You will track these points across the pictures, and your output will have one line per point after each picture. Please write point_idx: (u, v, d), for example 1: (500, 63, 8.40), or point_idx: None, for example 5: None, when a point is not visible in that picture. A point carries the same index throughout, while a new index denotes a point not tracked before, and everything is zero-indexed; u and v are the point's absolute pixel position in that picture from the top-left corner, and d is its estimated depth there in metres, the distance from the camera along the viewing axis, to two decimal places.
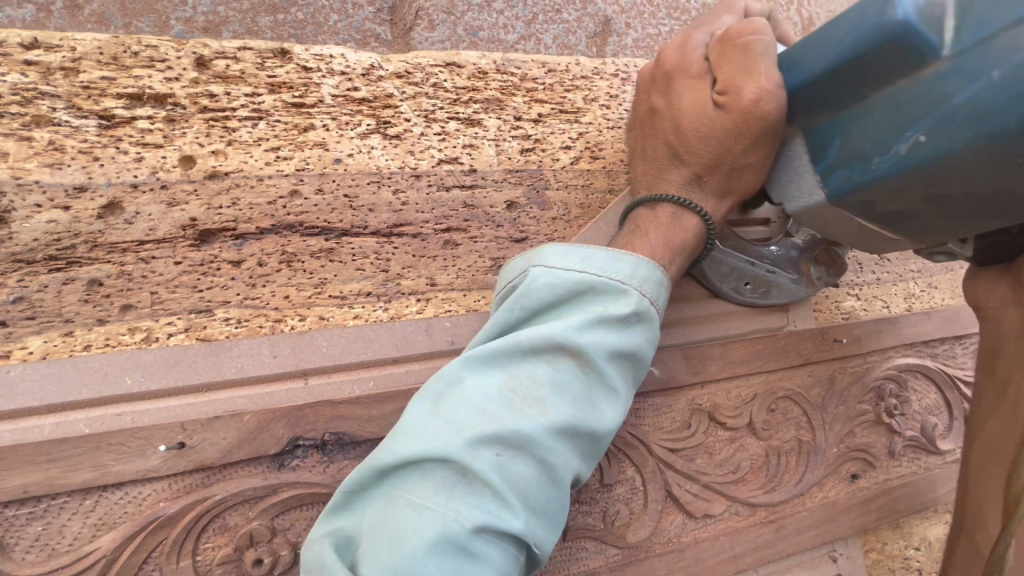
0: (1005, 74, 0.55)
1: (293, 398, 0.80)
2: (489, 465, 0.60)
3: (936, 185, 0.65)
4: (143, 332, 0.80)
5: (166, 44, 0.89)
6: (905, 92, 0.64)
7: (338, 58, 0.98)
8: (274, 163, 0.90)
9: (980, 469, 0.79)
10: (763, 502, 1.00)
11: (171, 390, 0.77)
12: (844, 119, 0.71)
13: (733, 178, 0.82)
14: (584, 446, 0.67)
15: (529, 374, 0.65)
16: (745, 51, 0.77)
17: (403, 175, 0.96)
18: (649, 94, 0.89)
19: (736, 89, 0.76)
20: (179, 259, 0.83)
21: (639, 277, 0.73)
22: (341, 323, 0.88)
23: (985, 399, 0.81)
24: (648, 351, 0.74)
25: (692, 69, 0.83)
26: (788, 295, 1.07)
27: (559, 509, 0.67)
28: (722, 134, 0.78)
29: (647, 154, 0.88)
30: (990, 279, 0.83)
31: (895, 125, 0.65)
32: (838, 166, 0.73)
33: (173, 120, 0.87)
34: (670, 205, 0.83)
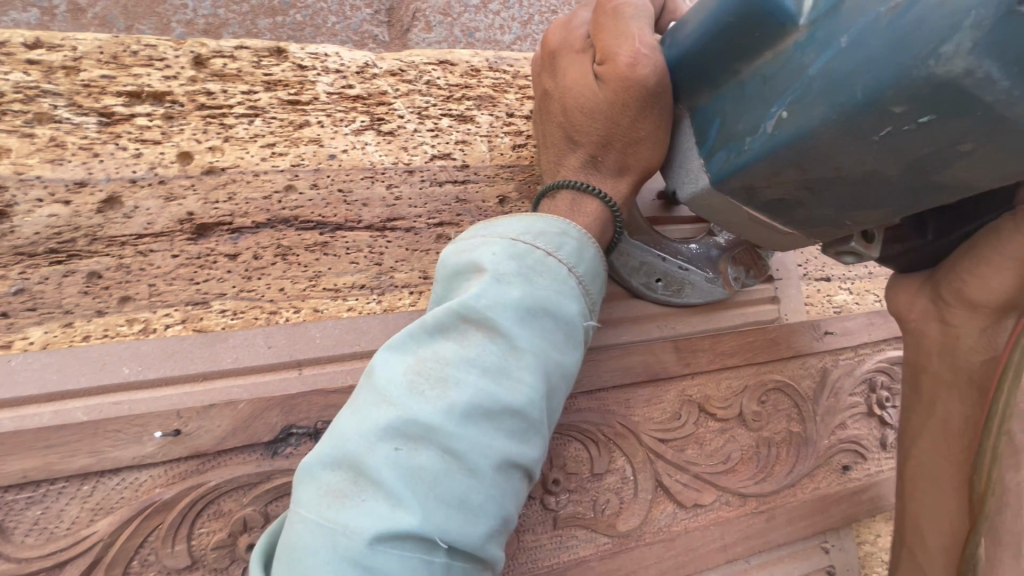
0: (853, 40, 0.52)
1: (289, 387, 0.82)
2: (384, 457, 0.58)
3: (810, 166, 0.61)
4: (141, 323, 0.82)
5: (164, 43, 0.91)
6: (771, 68, 0.60)
7: (334, 57, 1.00)
8: (270, 158, 0.92)
9: (918, 484, 0.84)
10: (754, 493, 1.00)
11: (169, 379, 0.79)
12: (721, 97, 0.68)
13: (629, 157, 0.78)
14: (503, 424, 0.63)
15: (430, 357, 0.63)
16: (616, 17, 0.74)
17: (397, 171, 0.98)
18: (542, 79, 0.86)
19: (612, 55, 0.73)
20: (176, 252, 0.85)
21: (541, 236, 0.72)
22: (335, 315, 0.90)
23: (915, 415, 0.87)
24: (569, 309, 0.71)
25: (576, 46, 0.80)
26: (705, 295, 1.03)
27: (484, 500, 0.61)
28: (608, 107, 0.75)
29: (548, 140, 0.86)
30: (912, 286, 0.84)
31: (763, 104, 0.62)
32: (718, 148, 0.69)
33: (172, 117, 0.89)
34: (569, 191, 0.80)
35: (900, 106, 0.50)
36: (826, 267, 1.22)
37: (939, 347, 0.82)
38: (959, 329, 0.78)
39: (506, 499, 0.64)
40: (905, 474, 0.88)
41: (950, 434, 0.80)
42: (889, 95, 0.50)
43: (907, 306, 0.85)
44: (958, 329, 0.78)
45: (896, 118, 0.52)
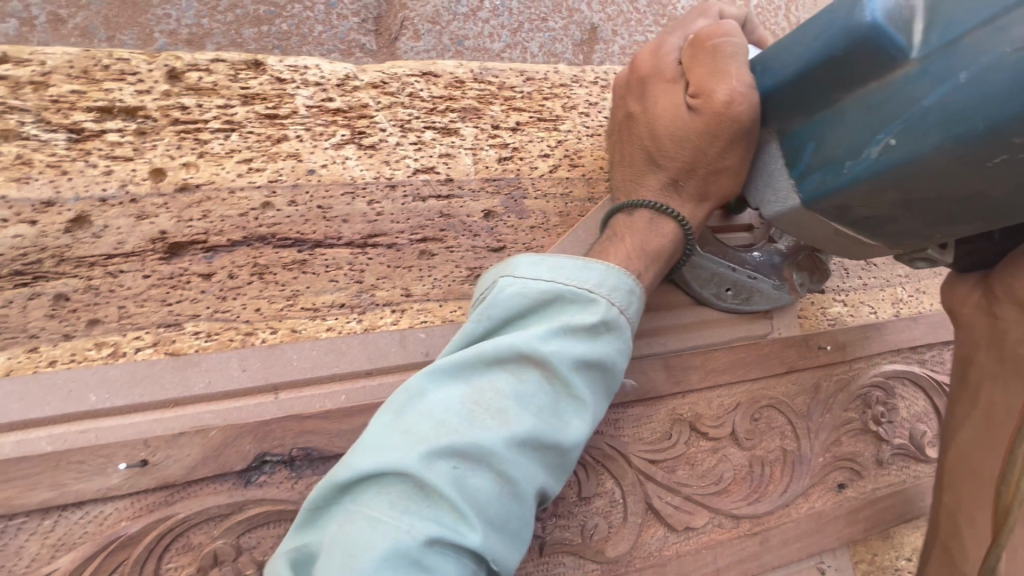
0: (973, 78, 0.58)
1: (262, 413, 0.79)
2: (446, 475, 0.62)
3: (912, 188, 0.67)
4: (109, 347, 0.79)
5: (137, 57, 0.89)
6: (876, 96, 0.66)
7: (314, 69, 0.97)
8: (247, 174, 0.89)
9: (954, 480, 0.84)
10: (747, 514, 0.98)
11: (137, 406, 0.76)
12: (816, 123, 0.74)
13: (710, 184, 0.84)
14: (549, 459, 0.69)
15: (491, 386, 0.67)
16: (715, 55, 0.79)
17: (378, 185, 0.96)
18: (624, 100, 0.92)
19: (709, 91, 0.78)
20: (148, 273, 0.82)
21: (612, 291, 0.76)
22: (313, 336, 0.87)
23: (958, 408, 0.86)
24: (620, 364, 0.76)
25: (666, 73, 0.86)
26: (770, 301, 1.06)
27: (522, 525, 0.67)
28: (698, 137, 0.80)
29: (626, 159, 0.91)
30: (968, 287, 0.86)
31: (867, 129, 0.68)
32: (813, 170, 0.75)
33: (145, 132, 0.86)
34: (648, 210, 0.86)
35: (1019, 137, 0.57)
36: None
37: (989, 339, 0.82)
38: (1008, 321, 0.79)
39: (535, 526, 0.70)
40: (943, 476, 0.88)
41: (991, 423, 0.80)
42: (1010, 126, 0.57)
43: (960, 303, 0.87)
44: (1006, 324, 0.79)
45: (1013, 147, 0.58)
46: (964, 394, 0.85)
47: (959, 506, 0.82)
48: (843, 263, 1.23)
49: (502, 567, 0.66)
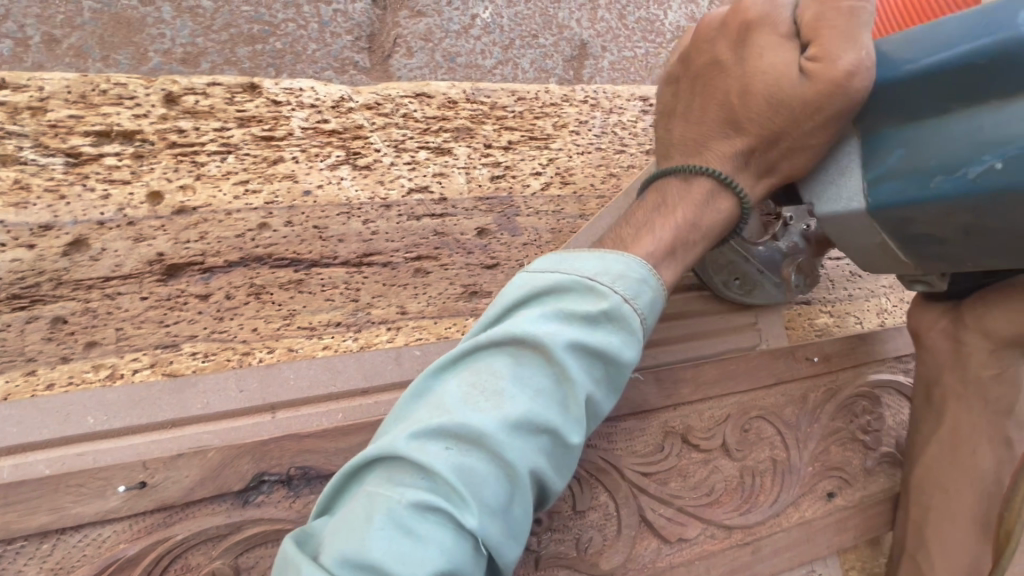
0: None
1: (260, 432, 0.81)
2: (439, 455, 0.64)
3: (990, 214, 0.67)
4: (108, 369, 0.80)
5: (134, 81, 0.90)
6: (998, 116, 0.64)
7: (309, 91, 0.99)
8: (243, 196, 0.90)
9: (927, 491, 0.96)
10: (739, 524, 0.99)
11: (134, 428, 0.77)
12: (915, 131, 0.71)
13: (785, 160, 0.78)
14: (545, 444, 0.69)
15: (488, 369, 0.69)
16: (852, 13, 0.71)
17: (373, 206, 0.97)
18: (719, 43, 0.79)
19: (834, 55, 0.70)
20: (146, 295, 0.84)
21: (620, 279, 0.73)
22: (310, 354, 0.88)
23: (925, 424, 0.99)
24: (628, 356, 0.74)
25: (780, 27, 0.75)
26: (766, 297, 1.14)
27: (520, 511, 0.67)
28: (799, 104, 0.73)
29: (698, 115, 0.80)
30: (934, 312, 0.96)
31: (972, 145, 0.66)
32: (894, 176, 0.72)
33: (142, 156, 0.87)
34: (710, 179, 0.79)
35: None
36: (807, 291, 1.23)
37: (953, 363, 0.93)
38: (970, 346, 0.90)
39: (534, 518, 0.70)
40: (912, 482, 1.00)
41: (958, 440, 0.92)
42: None
43: (926, 325, 0.96)
44: (968, 347, 0.90)
45: None
46: (931, 411, 0.97)
47: (925, 518, 0.95)
48: (829, 275, 1.27)
49: (500, 551, 0.66)
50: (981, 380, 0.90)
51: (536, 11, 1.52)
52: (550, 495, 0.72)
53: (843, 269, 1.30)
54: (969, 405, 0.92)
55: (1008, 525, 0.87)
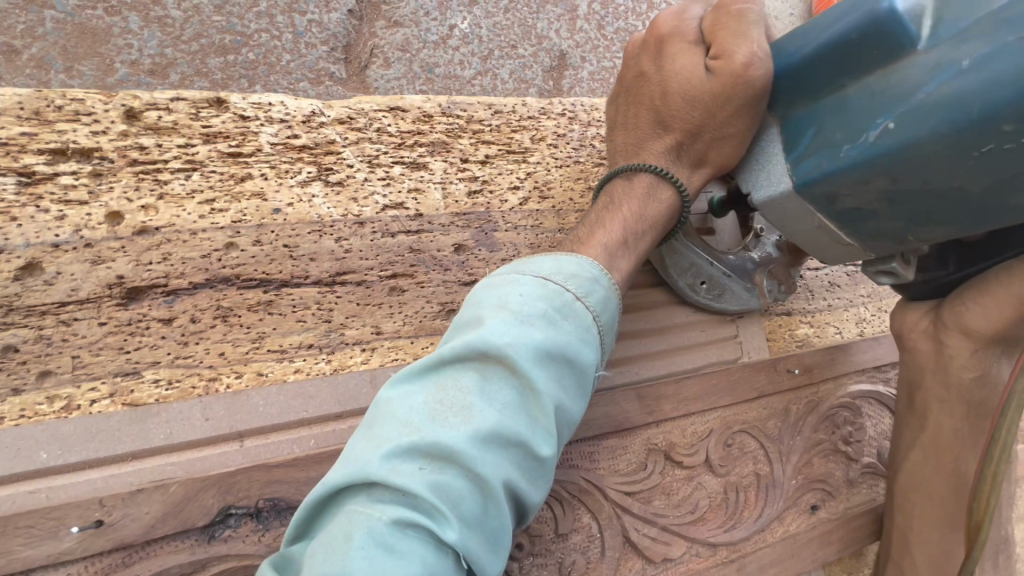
0: (974, 64, 0.65)
1: (227, 462, 0.77)
2: (410, 478, 0.62)
3: (901, 176, 0.73)
4: (62, 400, 0.75)
5: (92, 97, 0.86)
6: (881, 83, 0.74)
7: (278, 106, 0.96)
8: (209, 216, 0.87)
9: (908, 497, 0.98)
10: (724, 541, 0.98)
11: (92, 462, 0.73)
12: (821, 110, 0.81)
13: (712, 150, 0.91)
14: (519, 456, 0.68)
15: (453, 384, 0.68)
16: (740, 19, 0.86)
17: (346, 223, 0.95)
18: (641, 57, 0.97)
19: (730, 53, 0.85)
20: (104, 320, 0.80)
21: (571, 278, 0.79)
22: (280, 379, 0.85)
23: (907, 429, 1.00)
24: (588, 356, 0.77)
25: (687, 36, 0.92)
26: (739, 303, 1.12)
27: (499, 524, 0.66)
28: (711, 98, 0.86)
29: (634, 121, 0.96)
30: (917, 312, 0.96)
31: (870, 114, 0.75)
32: (810, 154, 0.82)
33: (100, 174, 0.84)
34: (648, 174, 0.92)
35: (1010, 125, 0.63)
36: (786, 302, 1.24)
37: (933, 364, 0.94)
38: (954, 349, 0.89)
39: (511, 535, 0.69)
40: (896, 489, 1.01)
41: (939, 446, 0.93)
42: (1003, 113, 0.63)
43: (908, 326, 0.97)
44: (951, 351, 0.90)
45: (1003, 136, 0.64)
46: (915, 416, 0.98)
47: (909, 526, 0.97)
48: (807, 285, 1.27)
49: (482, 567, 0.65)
50: (961, 384, 0.90)
51: (514, 22, 1.51)
52: (528, 507, 0.72)
53: (821, 279, 1.31)
54: (950, 409, 0.91)
55: (978, 516, 0.85)
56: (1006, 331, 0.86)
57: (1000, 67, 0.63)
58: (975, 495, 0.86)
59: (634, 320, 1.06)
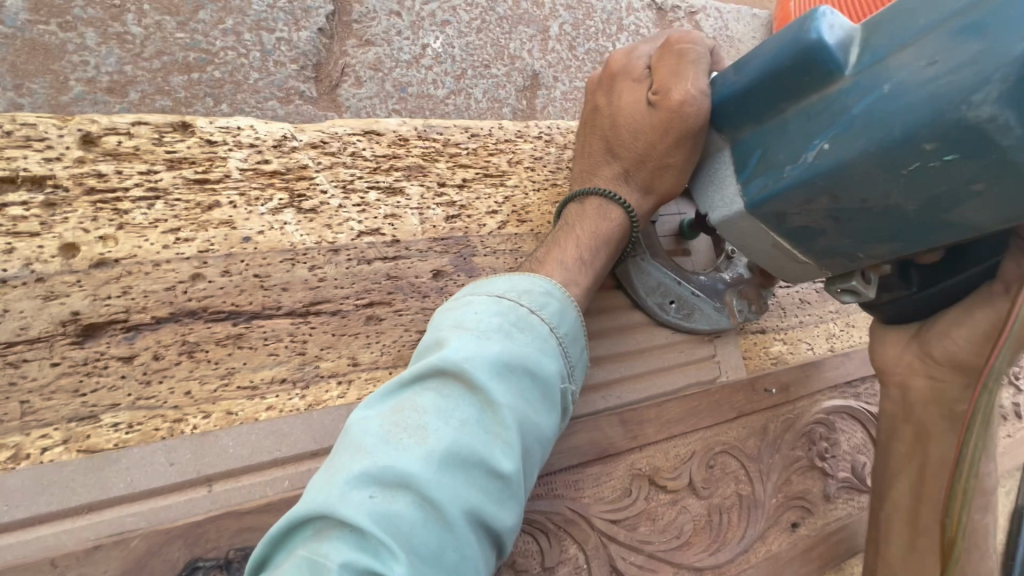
0: (894, 89, 0.68)
1: (194, 510, 0.73)
2: (365, 503, 0.59)
3: (841, 195, 0.76)
4: (9, 449, 0.69)
5: (46, 121, 0.82)
6: (816, 106, 0.77)
7: (248, 130, 0.93)
8: (174, 245, 0.83)
9: (892, 526, 1.01)
10: (709, 565, 0.98)
11: (41, 517, 0.67)
12: (764, 132, 0.84)
13: (656, 179, 0.95)
14: (479, 479, 0.65)
15: (410, 405, 0.68)
16: (680, 58, 0.91)
17: (320, 250, 0.91)
18: (595, 93, 1.02)
19: (667, 91, 0.89)
20: (57, 360, 0.74)
21: (525, 295, 0.81)
22: (251, 418, 0.81)
23: (892, 456, 1.05)
24: (547, 368, 0.77)
25: (633, 74, 0.97)
26: (709, 322, 1.13)
27: (460, 557, 0.62)
28: (650, 131, 0.91)
29: (587, 151, 1.01)
30: (901, 345, 1.04)
31: (807, 136, 0.77)
32: (758, 175, 0.85)
33: (54, 204, 0.79)
34: (597, 197, 0.96)
35: (931, 144, 0.66)
36: (761, 320, 1.26)
37: (925, 398, 1.01)
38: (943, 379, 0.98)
39: (478, 564, 0.64)
40: (879, 517, 1.05)
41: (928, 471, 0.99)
42: (923, 133, 0.66)
43: (895, 360, 1.04)
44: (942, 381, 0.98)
45: (926, 154, 0.67)
46: (904, 446, 1.03)
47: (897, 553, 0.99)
48: (780, 303, 1.30)
49: None
50: (952, 415, 0.97)
51: (487, 42, 1.51)
52: (494, 538, 0.68)
53: (793, 296, 1.34)
54: (941, 439, 0.98)
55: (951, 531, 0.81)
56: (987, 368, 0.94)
57: (919, 90, 0.66)
58: (947, 513, 0.78)
59: (616, 342, 1.06)
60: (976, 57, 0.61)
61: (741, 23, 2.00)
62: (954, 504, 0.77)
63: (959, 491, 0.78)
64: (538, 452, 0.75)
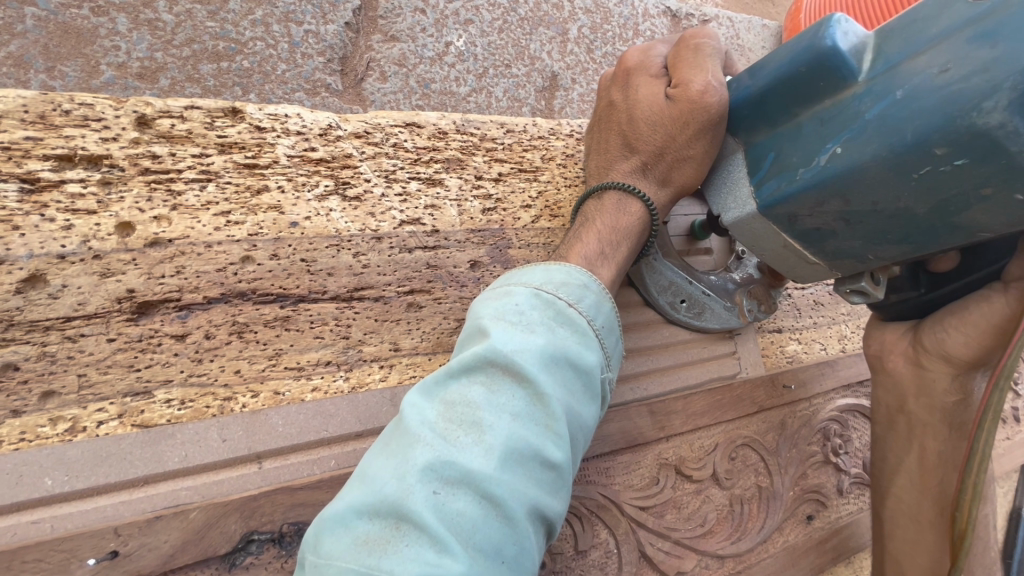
0: (906, 95, 0.71)
1: (246, 485, 0.75)
2: (427, 498, 0.62)
3: (853, 198, 0.79)
4: (67, 422, 0.71)
5: (102, 102, 0.83)
6: (829, 111, 0.79)
7: (295, 118, 0.95)
8: (225, 228, 0.85)
9: (896, 523, 1.06)
10: (731, 553, 1.01)
11: (100, 488, 0.69)
12: (777, 136, 0.86)
13: (674, 170, 0.95)
14: (532, 473, 0.69)
15: (461, 399, 0.70)
16: (697, 52, 0.94)
17: (364, 237, 0.93)
18: (611, 89, 1.03)
19: (686, 83, 0.90)
20: (113, 336, 0.76)
21: (562, 286, 0.82)
22: (298, 398, 0.82)
23: (892, 452, 1.10)
24: (589, 360, 0.78)
25: (650, 70, 0.98)
26: (720, 321, 1.15)
27: (519, 550, 0.66)
28: (670, 123, 0.91)
29: (604, 146, 1.02)
30: (897, 333, 1.08)
31: (820, 140, 0.80)
32: (770, 177, 0.87)
33: (110, 183, 0.80)
34: (616, 191, 0.96)
35: (942, 148, 0.69)
36: (777, 319, 1.31)
37: (915, 389, 1.04)
38: (933, 371, 1.00)
39: (532, 553, 0.69)
40: (884, 514, 1.09)
41: (925, 467, 1.03)
42: (934, 138, 0.69)
43: (890, 348, 1.08)
44: (931, 373, 1.01)
45: (936, 158, 0.70)
46: (901, 438, 1.07)
47: (901, 549, 1.03)
48: (795, 304, 1.34)
49: None
50: (945, 407, 1.01)
51: (509, 42, 1.54)
52: (545, 528, 0.72)
53: (807, 298, 1.38)
54: (936, 433, 1.02)
55: (962, 526, 0.86)
56: (980, 358, 0.97)
57: (929, 97, 0.69)
58: (958, 505, 0.88)
59: (644, 337, 1.09)
60: (986, 66, 0.65)
61: (751, 33, 2.04)
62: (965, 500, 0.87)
63: (969, 489, 0.86)
64: (579, 441, 0.78)
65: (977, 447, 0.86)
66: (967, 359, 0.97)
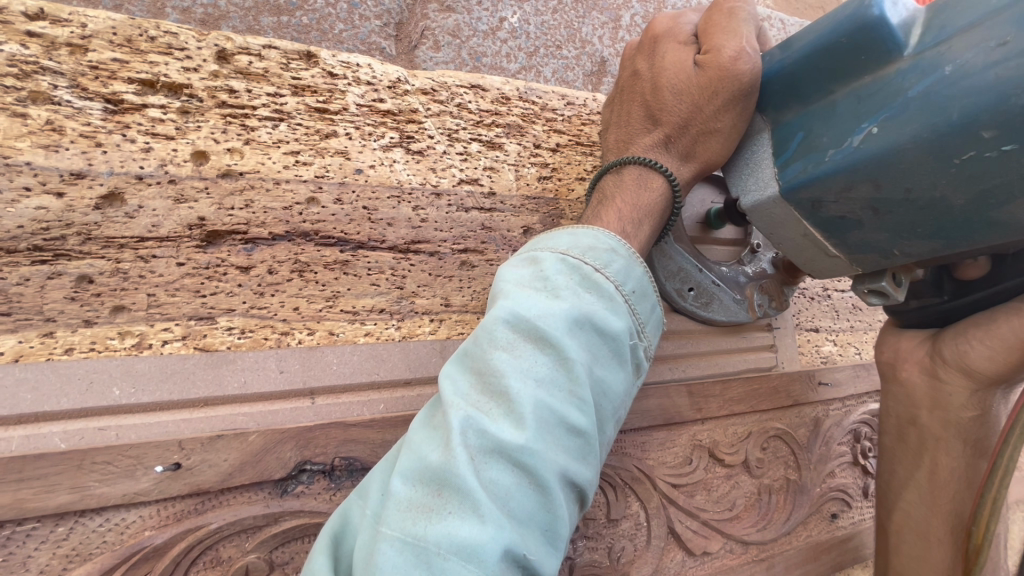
0: (956, 72, 0.62)
1: (299, 418, 0.76)
2: (465, 465, 0.58)
3: (885, 184, 0.70)
4: (134, 337, 0.72)
5: (186, 32, 0.85)
6: (868, 88, 0.71)
7: (366, 68, 0.96)
8: (294, 166, 0.85)
9: (902, 539, 1.00)
10: (756, 540, 1.01)
11: (164, 404, 0.70)
12: (810, 114, 0.77)
13: (700, 145, 0.85)
14: (562, 440, 0.64)
15: (490, 367, 0.65)
16: (731, 17, 0.84)
17: (424, 192, 0.94)
18: (634, 59, 0.94)
19: (717, 48, 0.82)
20: (183, 260, 0.77)
21: (589, 251, 0.75)
22: (352, 340, 0.84)
23: (901, 466, 1.03)
24: (615, 324, 0.71)
25: (677, 36, 0.89)
26: (727, 313, 1.09)
27: (555, 518, 0.63)
28: (696, 92, 0.83)
29: (625, 119, 0.93)
30: (915, 341, 1.00)
31: (855, 119, 0.71)
32: (796, 159, 0.78)
33: (188, 112, 0.81)
34: (636, 166, 0.87)
35: (990, 131, 0.60)
36: (815, 319, 1.30)
37: (930, 401, 0.98)
38: (951, 385, 0.94)
39: (567, 521, 0.66)
40: (890, 526, 1.03)
41: (935, 484, 0.96)
42: (983, 120, 0.60)
43: (905, 356, 1.01)
44: (949, 388, 0.94)
45: (984, 142, 0.61)
46: (909, 453, 1.01)
47: (906, 565, 0.97)
48: (834, 306, 1.34)
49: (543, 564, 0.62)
50: (960, 422, 0.95)
51: (561, 23, 1.53)
52: (578, 496, 0.69)
53: (846, 302, 1.37)
54: (951, 448, 0.95)
55: (978, 538, 0.86)
56: (1001, 373, 0.90)
57: (983, 74, 0.60)
58: (975, 517, 0.87)
59: (686, 320, 1.09)
60: None
61: None
62: (982, 514, 0.87)
63: (988, 504, 0.86)
64: (607, 411, 0.72)
65: (1004, 458, 0.83)
66: (989, 374, 0.90)
